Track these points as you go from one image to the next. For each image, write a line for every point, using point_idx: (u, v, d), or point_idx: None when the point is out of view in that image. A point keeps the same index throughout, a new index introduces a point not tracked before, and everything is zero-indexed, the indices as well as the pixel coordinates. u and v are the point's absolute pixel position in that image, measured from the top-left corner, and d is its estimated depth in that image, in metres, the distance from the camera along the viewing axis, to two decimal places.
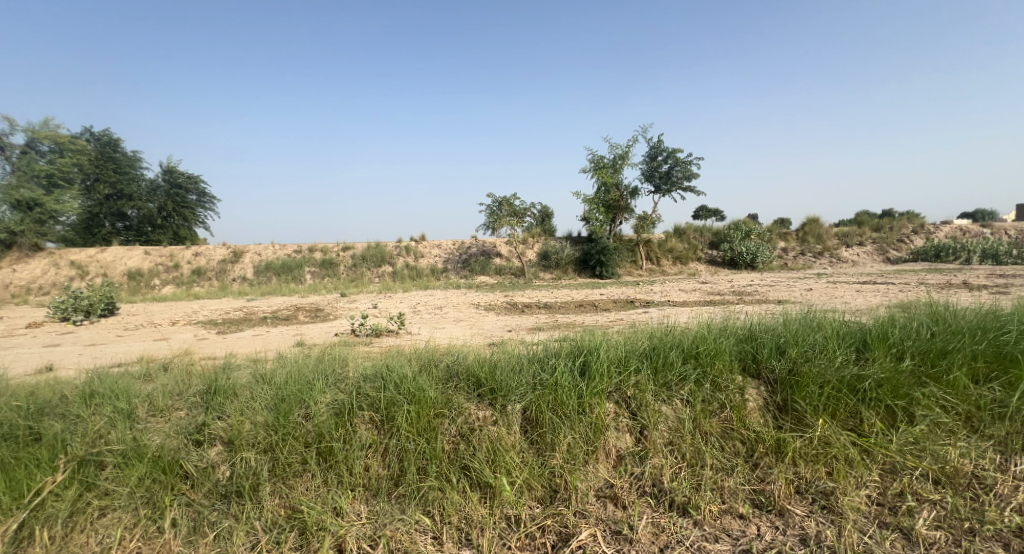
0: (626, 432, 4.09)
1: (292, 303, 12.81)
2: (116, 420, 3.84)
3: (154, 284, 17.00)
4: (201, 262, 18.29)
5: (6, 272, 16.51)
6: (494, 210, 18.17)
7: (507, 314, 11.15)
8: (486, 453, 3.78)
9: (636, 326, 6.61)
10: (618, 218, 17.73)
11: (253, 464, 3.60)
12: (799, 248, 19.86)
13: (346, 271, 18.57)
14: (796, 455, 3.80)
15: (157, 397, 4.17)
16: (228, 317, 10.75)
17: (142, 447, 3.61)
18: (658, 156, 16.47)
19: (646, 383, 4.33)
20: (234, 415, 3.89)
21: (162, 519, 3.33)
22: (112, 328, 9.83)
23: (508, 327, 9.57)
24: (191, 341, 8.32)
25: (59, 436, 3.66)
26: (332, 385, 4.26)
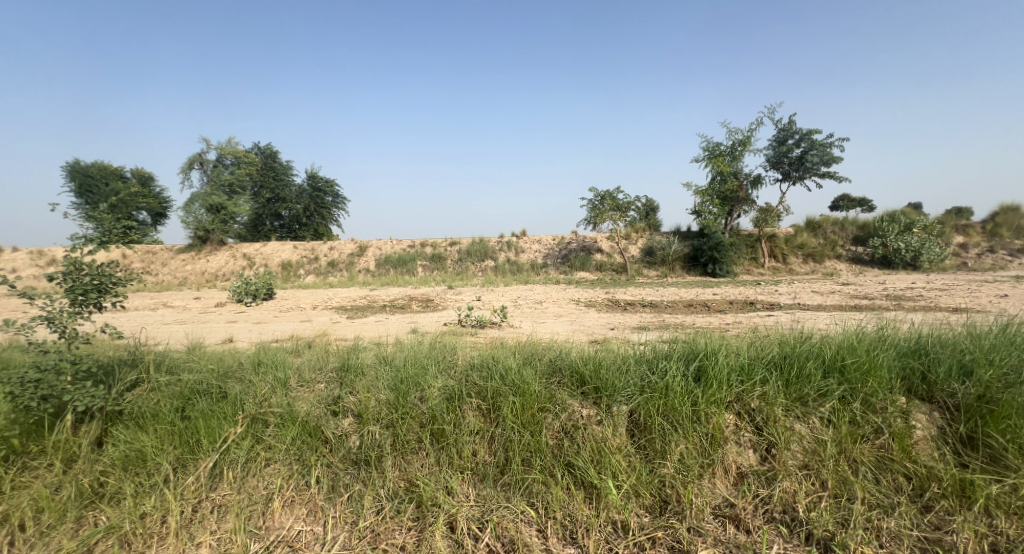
0: (749, 448, 3.70)
1: (407, 294, 13.70)
2: (275, 387, 4.31)
3: (298, 274, 19.33)
4: (335, 255, 20.43)
5: (197, 262, 20.05)
6: (596, 205, 17.74)
7: (608, 311, 10.85)
8: (591, 453, 3.65)
9: (760, 329, 5.99)
10: (736, 210, 16.19)
11: (377, 437, 3.84)
12: (982, 244, 16.58)
13: (452, 265, 19.39)
14: (989, 504, 3.14)
15: (305, 371, 4.63)
16: (354, 305, 11.80)
17: (292, 411, 4.01)
18: (789, 139, 14.83)
19: (775, 395, 3.87)
20: (363, 391, 4.21)
21: (309, 475, 3.67)
22: (270, 309, 11.34)
23: (611, 326, 9.21)
24: (328, 323, 9.32)
25: (238, 393, 4.15)
26: (443, 372, 4.43)
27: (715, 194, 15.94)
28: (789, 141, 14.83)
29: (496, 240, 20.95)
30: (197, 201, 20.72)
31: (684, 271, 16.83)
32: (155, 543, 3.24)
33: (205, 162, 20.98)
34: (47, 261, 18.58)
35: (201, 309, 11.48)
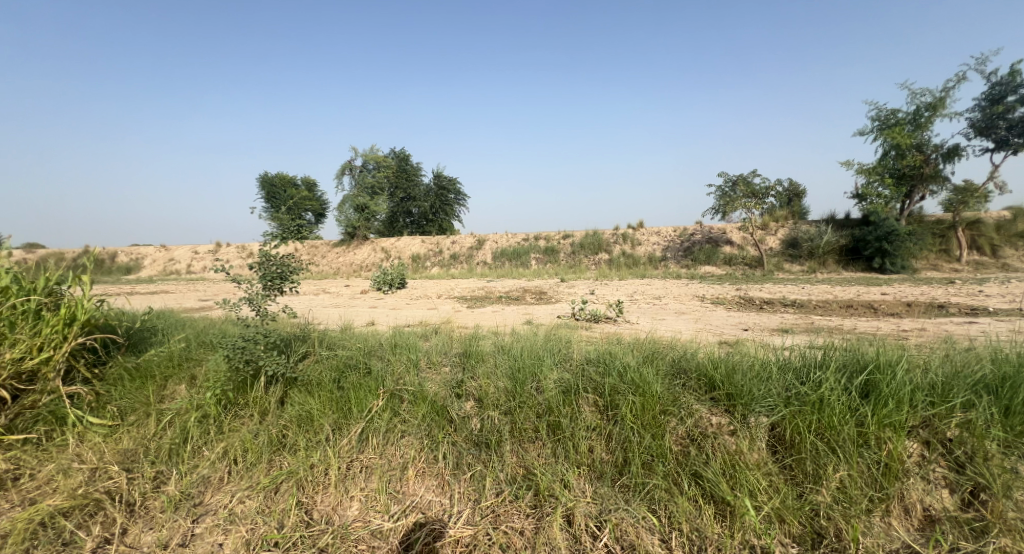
0: (943, 488, 2.98)
1: (522, 286, 13.82)
2: (408, 366, 4.49)
3: (425, 266, 20.70)
4: (457, 248, 21.49)
5: (342, 255, 22.57)
6: (727, 192, 16.15)
7: (740, 310, 9.78)
8: (722, 465, 3.19)
9: (954, 339, 4.85)
10: (917, 193, 13.52)
11: (497, 423, 3.76)
12: None
13: (566, 258, 19.14)
14: None
15: (433, 354, 4.82)
16: (472, 295, 12.20)
17: (421, 390, 4.08)
18: (1008, 95, 11.90)
19: (985, 426, 3.06)
20: (483, 377, 4.19)
21: (436, 450, 3.65)
22: (401, 297, 12.22)
23: (745, 326, 8.20)
24: (451, 312, 9.73)
25: (378, 366, 4.44)
26: (558, 363, 4.27)
27: (890, 171, 13.41)
28: (1009, 98, 11.89)
29: (610, 233, 20.20)
30: (347, 202, 23.18)
31: (839, 265, 14.52)
32: (320, 491, 3.44)
33: (353, 167, 23.48)
34: (246, 252, 22.27)
35: (353, 296, 12.84)
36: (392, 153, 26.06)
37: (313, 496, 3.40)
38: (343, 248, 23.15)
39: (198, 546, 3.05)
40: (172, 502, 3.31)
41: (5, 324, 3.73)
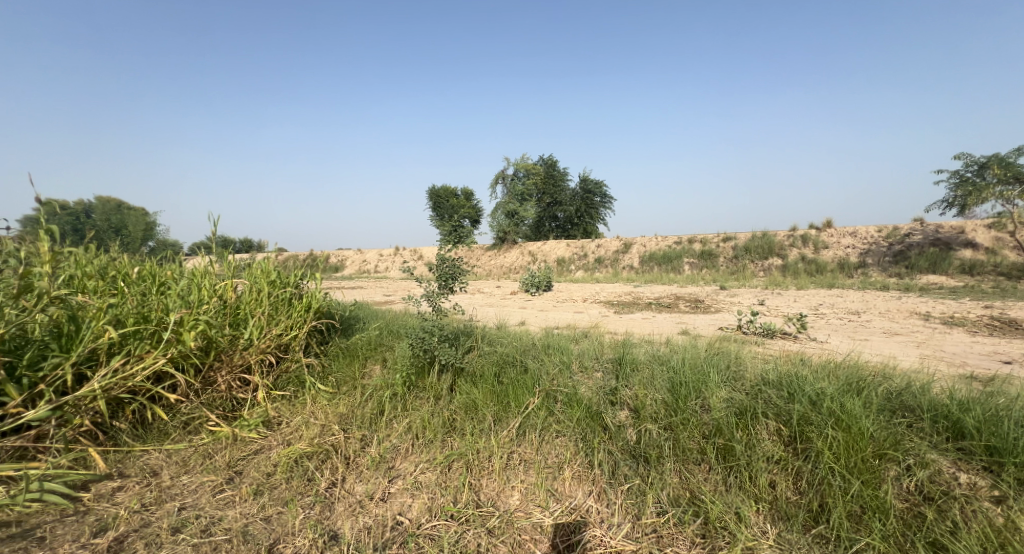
0: None
1: (673, 293, 12.52)
2: (559, 368, 4.12)
3: (570, 271, 20.47)
4: (602, 252, 20.69)
5: (501, 259, 23.50)
6: (971, 178, 12.46)
7: (1007, 335, 7.32)
8: (978, 538, 2.35)
9: None
10: None
11: (655, 437, 3.23)
12: None
13: (725, 264, 16.74)
14: None
15: (584, 358, 4.37)
16: (620, 301, 11.43)
17: (576, 393, 3.72)
18: None
19: None
20: (640, 386, 3.69)
21: (591, 455, 3.24)
22: (549, 300, 11.95)
23: (1008, 358, 6.08)
24: (599, 318, 9.14)
25: (541, 367, 4.14)
26: (726, 382, 3.57)
27: None
28: None
29: (785, 235, 17.11)
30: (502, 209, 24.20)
31: None
32: (484, 476, 3.18)
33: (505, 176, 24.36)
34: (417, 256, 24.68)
35: (505, 297, 13.02)
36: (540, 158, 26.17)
37: (479, 480, 3.15)
38: (497, 253, 24.05)
39: (391, 504, 2.94)
40: (372, 462, 3.29)
41: (272, 307, 4.40)
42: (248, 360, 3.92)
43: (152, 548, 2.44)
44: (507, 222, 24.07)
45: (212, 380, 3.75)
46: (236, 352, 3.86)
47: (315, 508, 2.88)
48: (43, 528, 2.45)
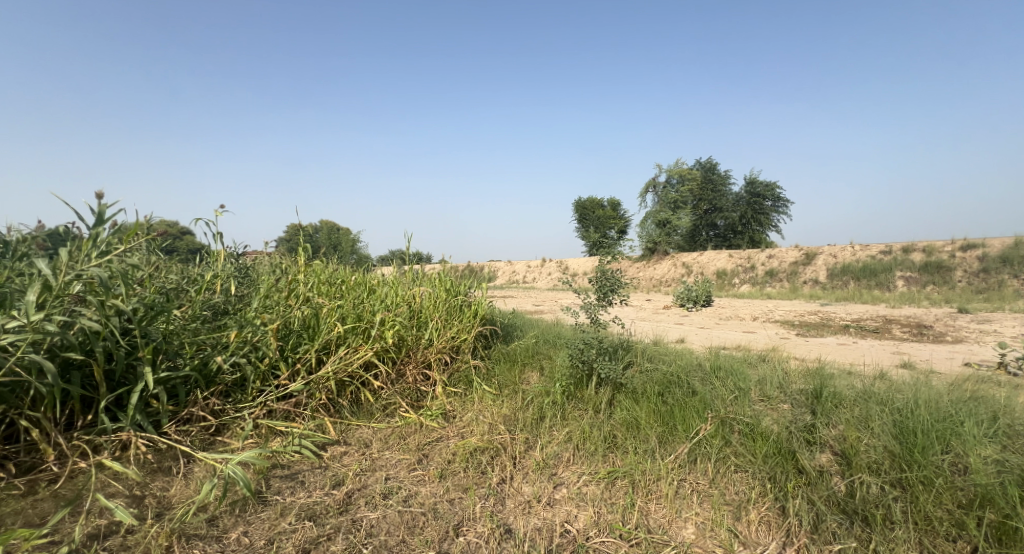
0: None
1: (880, 315, 9.23)
2: (734, 396, 2.95)
3: (733, 284, 16.74)
4: (774, 264, 16.52)
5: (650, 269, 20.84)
6: None
7: None
8: None
9: None
10: None
11: (883, 494, 2.13)
12: None
13: (962, 280, 12.34)
14: None
15: (767, 384, 3.12)
16: (804, 321, 8.69)
17: (760, 423, 2.60)
18: None
19: None
20: (848, 426, 2.52)
21: (784, 500, 2.19)
22: (709, 315, 9.83)
23: None
24: (777, 339, 6.84)
25: (739, 384, 3.10)
26: (991, 439, 2.39)
27: None
28: None
29: None
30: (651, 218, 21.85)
31: None
32: (651, 500, 2.28)
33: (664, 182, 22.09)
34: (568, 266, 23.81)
35: (650, 310, 10.95)
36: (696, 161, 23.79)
37: (647, 504, 2.25)
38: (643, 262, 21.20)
39: (555, 510, 2.20)
40: (537, 464, 2.52)
41: (447, 313, 3.85)
42: (427, 357, 3.45)
43: (367, 508, 2.10)
44: (654, 231, 20.51)
45: (401, 372, 3.33)
46: (421, 350, 3.42)
47: (489, 499, 2.24)
48: (293, 473, 2.32)
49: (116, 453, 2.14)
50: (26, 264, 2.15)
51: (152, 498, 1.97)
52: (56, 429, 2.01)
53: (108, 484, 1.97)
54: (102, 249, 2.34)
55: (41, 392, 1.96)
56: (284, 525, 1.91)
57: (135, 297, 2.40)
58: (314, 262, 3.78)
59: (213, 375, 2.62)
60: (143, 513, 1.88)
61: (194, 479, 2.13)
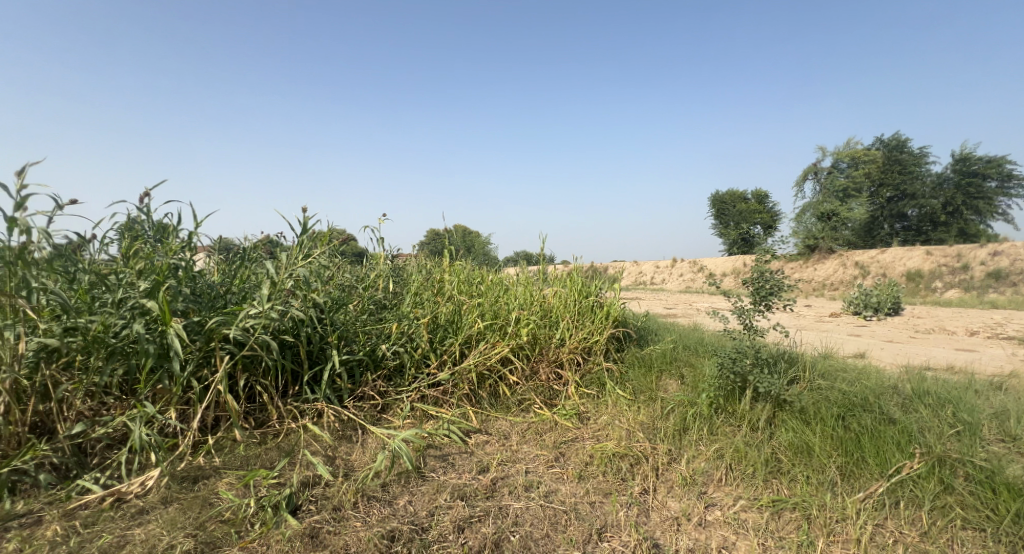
0: None
1: None
2: (956, 432, 2.37)
3: (934, 288, 13.73)
4: (1001, 263, 13.13)
5: None
6: None
7: None
8: None
9: None
10: None
11: None
12: None
13: None
14: None
15: (1011, 422, 2.50)
16: None
17: (1003, 472, 2.01)
18: None
19: None
20: None
21: None
22: (901, 327, 8.14)
23: None
24: (1015, 362, 5.41)
25: (962, 416, 2.49)
26: None
27: None
28: None
29: None
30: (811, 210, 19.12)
31: None
32: (834, 543, 1.86)
33: (832, 168, 19.19)
34: None
35: (813, 318, 9.49)
36: (877, 139, 20.37)
37: (828, 546, 1.85)
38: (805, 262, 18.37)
39: (707, 532, 1.97)
40: (682, 479, 2.26)
41: (578, 314, 3.74)
42: (559, 356, 3.42)
43: (511, 497, 2.15)
44: (818, 224, 17.44)
45: (534, 369, 3.36)
46: (553, 350, 3.41)
47: (631, 508, 2.09)
48: (445, 455, 2.48)
49: (315, 418, 2.61)
50: (257, 265, 2.75)
51: (341, 460, 2.31)
52: (278, 395, 2.55)
53: (311, 443, 2.39)
54: (304, 249, 2.92)
55: (268, 365, 2.49)
56: (442, 501, 2.07)
57: (325, 293, 2.89)
58: (454, 264, 4.05)
59: (380, 358, 2.98)
60: (337, 471, 2.21)
61: (369, 448, 2.45)
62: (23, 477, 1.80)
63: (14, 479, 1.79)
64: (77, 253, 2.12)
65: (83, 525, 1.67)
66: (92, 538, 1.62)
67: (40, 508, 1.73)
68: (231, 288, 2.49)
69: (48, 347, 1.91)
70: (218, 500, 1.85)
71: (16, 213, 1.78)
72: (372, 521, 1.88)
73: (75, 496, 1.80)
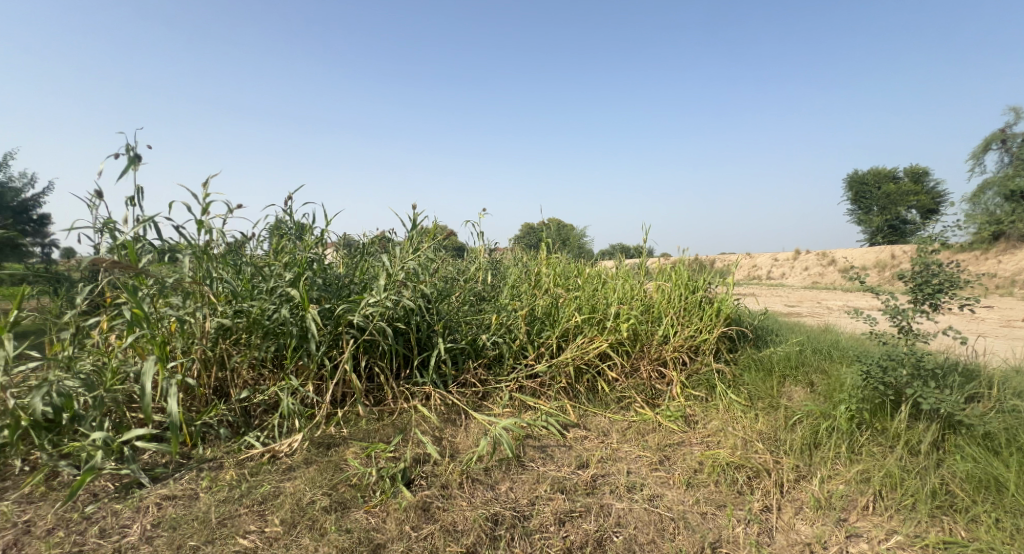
0: None
1: None
2: None
3: None
4: None
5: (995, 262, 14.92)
6: None
7: None
8: None
9: None
10: None
11: None
12: None
13: None
14: None
15: None
16: None
17: None
18: None
19: None
20: None
21: None
22: None
23: None
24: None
25: None
26: None
27: None
28: None
29: None
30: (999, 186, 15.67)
31: None
32: None
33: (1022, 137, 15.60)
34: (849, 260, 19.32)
35: (998, 321, 7.82)
36: None
37: None
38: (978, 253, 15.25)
39: None
40: (815, 500, 2.05)
41: (685, 311, 3.54)
42: (663, 355, 3.28)
43: (613, 497, 2.13)
44: (999, 206, 14.30)
45: (635, 366, 3.27)
46: (655, 347, 3.27)
47: (751, 526, 1.95)
48: (543, 446, 2.52)
49: (423, 401, 2.79)
50: (374, 258, 3.01)
51: (447, 441, 2.46)
52: (393, 376, 2.78)
53: (421, 422, 2.57)
54: (413, 244, 3.15)
55: (384, 349, 2.73)
56: (541, 491, 2.11)
57: (432, 284, 3.07)
58: (551, 257, 4.06)
59: (480, 347, 3.11)
60: (443, 451, 2.36)
61: (472, 432, 2.57)
62: (210, 429, 2.20)
63: (203, 430, 2.19)
64: (241, 250, 2.50)
65: (250, 473, 1.99)
66: (257, 484, 1.92)
67: (221, 455, 2.09)
68: (354, 279, 2.76)
69: (224, 326, 2.29)
70: (346, 466, 2.08)
71: (203, 216, 2.16)
72: (476, 502, 1.99)
73: (244, 449, 2.14)
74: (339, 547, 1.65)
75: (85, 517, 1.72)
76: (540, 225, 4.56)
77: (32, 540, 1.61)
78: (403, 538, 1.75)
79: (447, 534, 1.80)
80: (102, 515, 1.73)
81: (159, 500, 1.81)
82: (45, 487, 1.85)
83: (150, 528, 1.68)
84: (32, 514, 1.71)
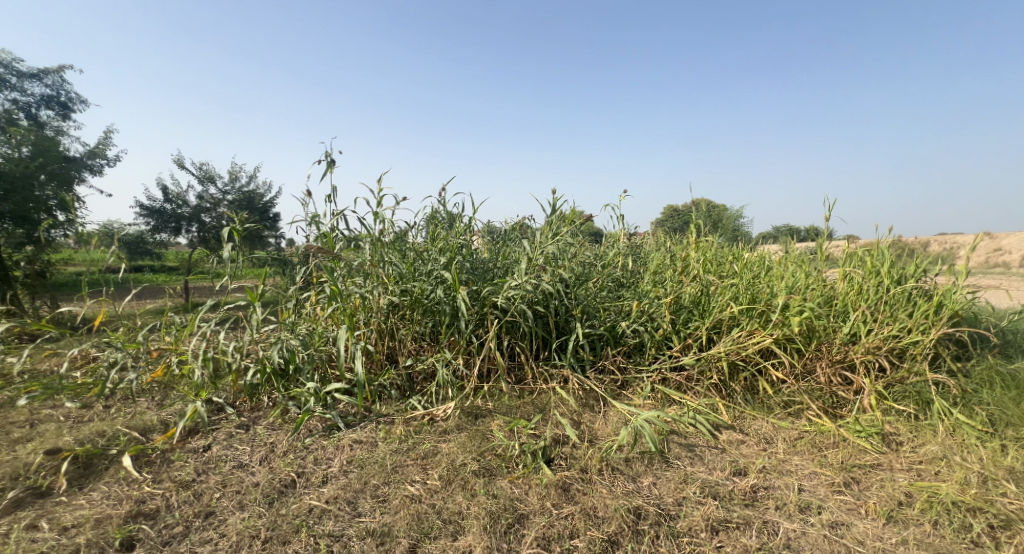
0: None
1: None
2: None
3: None
4: None
5: None
6: None
7: None
8: None
9: None
10: None
11: None
12: None
13: None
14: None
15: None
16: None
17: None
18: None
19: None
20: None
21: None
22: None
23: None
24: None
25: None
26: None
27: None
28: None
29: None
30: None
31: None
32: None
33: None
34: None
35: None
36: None
37: None
38: None
39: None
40: None
41: (884, 307, 2.88)
42: (850, 358, 2.73)
43: (778, 514, 1.83)
44: None
45: (809, 368, 2.79)
46: (837, 346, 2.73)
47: None
48: (691, 444, 2.28)
49: (562, 384, 2.75)
50: (515, 244, 3.03)
51: (585, 427, 2.36)
52: (532, 357, 2.78)
53: (560, 405, 2.53)
54: (552, 228, 3.09)
55: (524, 330, 2.73)
56: (689, 493, 1.90)
57: (568, 269, 2.99)
58: (704, 239, 3.65)
59: (620, 335, 2.93)
60: (585, 435, 2.28)
61: (611, 420, 2.44)
62: (384, 389, 2.44)
63: (380, 390, 2.43)
64: (404, 237, 2.71)
65: (412, 432, 2.14)
66: (419, 441, 2.07)
67: (393, 413, 2.29)
68: (497, 264, 2.81)
69: (393, 303, 2.49)
70: (491, 438, 2.12)
71: (378, 208, 2.36)
72: (617, 492, 1.87)
73: (410, 410, 2.32)
74: (487, 511, 1.68)
75: (305, 446, 2.02)
76: (688, 206, 4.12)
77: (276, 457, 1.95)
78: (545, 513, 1.72)
79: (589, 518, 1.72)
80: (316, 446, 2.02)
81: (352, 442, 2.05)
82: (282, 419, 2.21)
83: (346, 463, 1.92)
84: (276, 438, 2.07)
